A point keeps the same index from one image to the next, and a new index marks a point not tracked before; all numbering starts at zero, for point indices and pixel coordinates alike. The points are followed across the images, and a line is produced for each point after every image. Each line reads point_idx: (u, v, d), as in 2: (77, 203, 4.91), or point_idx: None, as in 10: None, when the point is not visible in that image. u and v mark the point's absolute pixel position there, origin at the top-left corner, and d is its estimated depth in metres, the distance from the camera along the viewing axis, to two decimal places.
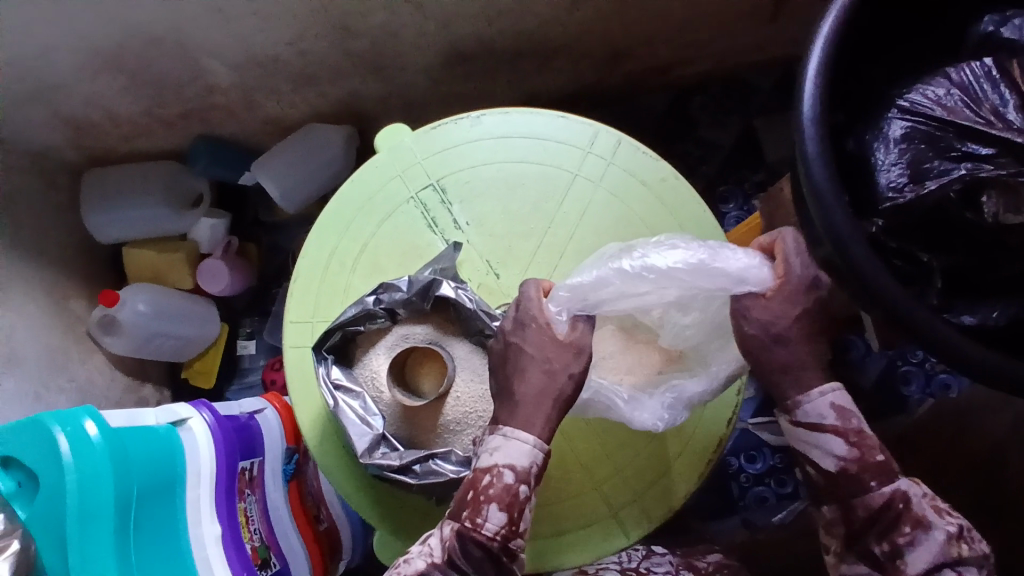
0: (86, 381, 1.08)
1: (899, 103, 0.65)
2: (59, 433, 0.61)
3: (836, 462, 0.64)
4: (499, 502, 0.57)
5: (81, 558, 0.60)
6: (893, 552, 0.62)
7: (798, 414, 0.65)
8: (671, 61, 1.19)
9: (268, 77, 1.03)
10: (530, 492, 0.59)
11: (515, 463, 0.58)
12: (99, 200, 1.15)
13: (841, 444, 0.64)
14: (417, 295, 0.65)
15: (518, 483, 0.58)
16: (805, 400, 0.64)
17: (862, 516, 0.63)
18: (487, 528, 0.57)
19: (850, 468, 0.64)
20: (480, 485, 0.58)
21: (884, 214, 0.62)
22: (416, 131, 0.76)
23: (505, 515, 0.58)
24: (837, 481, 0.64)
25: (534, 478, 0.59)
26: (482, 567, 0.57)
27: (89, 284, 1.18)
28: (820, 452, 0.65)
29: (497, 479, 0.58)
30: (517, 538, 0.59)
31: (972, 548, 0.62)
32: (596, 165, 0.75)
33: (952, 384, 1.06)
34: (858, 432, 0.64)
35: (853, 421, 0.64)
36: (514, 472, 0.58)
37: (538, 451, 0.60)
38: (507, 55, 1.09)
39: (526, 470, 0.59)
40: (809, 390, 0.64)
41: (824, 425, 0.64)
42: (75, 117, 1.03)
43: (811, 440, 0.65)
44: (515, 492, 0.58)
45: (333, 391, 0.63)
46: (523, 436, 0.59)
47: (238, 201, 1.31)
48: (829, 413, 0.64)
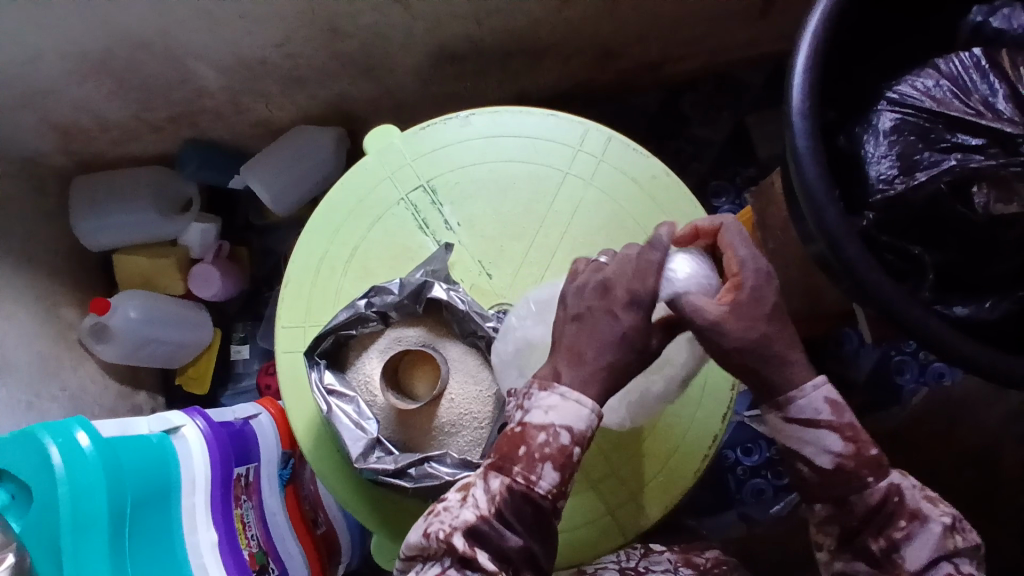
0: (78, 390, 1.08)
1: (888, 95, 0.64)
2: (51, 444, 0.61)
3: (833, 459, 0.60)
4: (553, 461, 0.55)
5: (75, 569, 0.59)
6: (892, 547, 0.59)
7: (793, 411, 0.59)
8: (661, 57, 1.19)
9: (256, 80, 1.03)
10: (583, 453, 0.57)
11: (575, 426, 0.55)
12: (88, 207, 1.14)
13: (838, 441, 0.60)
14: (408, 298, 0.65)
15: (573, 445, 0.55)
16: (798, 395, 0.59)
17: (859, 514, 0.60)
18: (541, 486, 0.55)
19: (847, 465, 0.60)
20: (535, 443, 0.55)
21: (875, 207, 0.62)
22: (406, 133, 0.76)
23: (558, 474, 0.55)
24: (831, 478, 0.60)
25: (589, 440, 0.56)
26: (530, 527, 0.55)
27: (80, 292, 1.17)
28: (814, 449, 0.60)
29: (553, 439, 0.55)
30: (562, 498, 0.57)
31: (965, 536, 0.60)
32: (586, 163, 0.75)
33: (946, 374, 1.08)
34: (850, 426, 0.60)
35: (847, 414, 0.60)
36: (571, 434, 0.55)
37: (596, 416, 0.55)
38: (496, 54, 1.09)
39: (583, 432, 0.55)
40: (803, 382, 0.59)
41: (820, 422, 0.59)
42: (62, 123, 1.02)
43: (805, 437, 0.60)
44: (569, 453, 0.55)
45: (326, 396, 0.63)
46: (588, 401, 0.55)
47: (228, 205, 1.30)
48: (825, 407, 0.59)
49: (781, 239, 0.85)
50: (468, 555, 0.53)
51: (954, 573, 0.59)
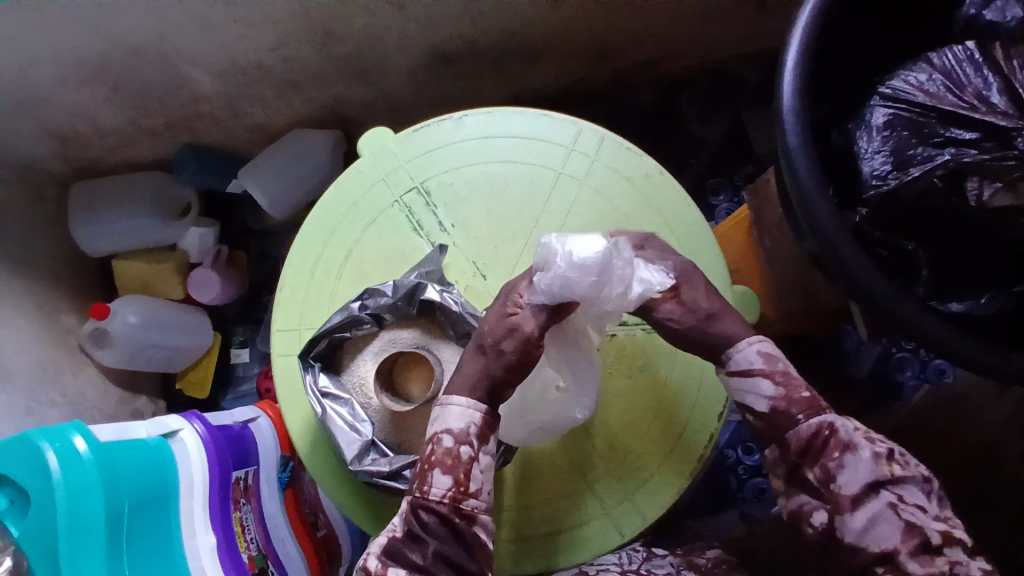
0: (78, 395, 1.08)
1: (881, 90, 0.64)
2: (48, 449, 0.61)
3: (768, 403, 0.63)
4: (441, 465, 0.57)
5: (73, 574, 0.59)
6: (826, 476, 0.60)
7: (729, 364, 0.65)
8: (656, 56, 1.19)
9: (252, 84, 1.03)
10: (476, 452, 0.58)
11: (451, 426, 0.58)
12: (86, 213, 1.15)
13: (768, 384, 0.63)
14: (402, 300, 0.64)
15: (457, 445, 0.58)
16: (733, 351, 0.65)
17: (795, 448, 0.61)
18: (433, 493, 0.57)
19: (780, 406, 0.63)
20: (424, 455, 0.58)
21: (869, 201, 0.62)
22: (399, 135, 0.76)
23: (451, 478, 0.57)
24: (772, 421, 0.63)
25: (476, 438, 0.59)
26: (442, 536, 0.56)
27: (79, 297, 1.17)
28: (753, 397, 0.64)
29: (438, 446, 0.58)
30: (469, 499, 0.58)
31: (907, 468, 0.60)
32: (580, 163, 0.74)
33: (947, 370, 1.11)
34: (783, 372, 0.64)
35: (779, 362, 0.64)
36: (452, 435, 0.58)
37: (473, 411, 0.59)
38: (492, 56, 1.09)
39: (463, 430, 0.58)
40: (734, 340, 0.65)
41: (754, 370, 0.64)
42: (58, 131, 1.03)
43: (744, 386, 0.64)
44: (456, 454, 0.58)
45: (320, 398, 0.62)
46: (454, 400, 0.59)
47: (227, 210, 1.30)
48: (757, 358, 0.64)
49: (776, 237, 0.85)
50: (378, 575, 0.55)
51: (896, 503, 0.58)
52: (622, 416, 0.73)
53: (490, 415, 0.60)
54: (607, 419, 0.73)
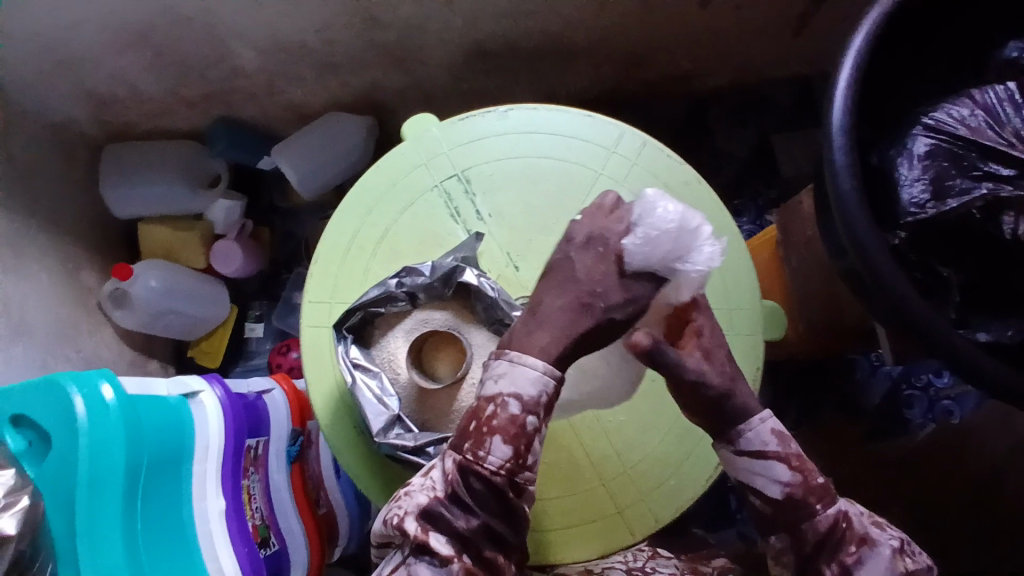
0: (94, 353, 1.09)
1: (923, 120, 0.65)
2: (76, 394, 0.61)
3: (782, 489, 0.60)
4: (502, 434, 0.54)
5: (89, 521, 0.59)
6: (846, 572, 0.58)
7: (739, 443, 0.61)
8: (691, 71, 1.21)
9: (293, 63, 1.04)
10: (538, 426, 0.55)
11: (523, 392, 0.54)
12: (117, 174, 1.16)
13: (784, 469, 0.60)
14: (439, 281, 0.64)
15: (523, 415, 0.54)
16: (745, 428, 0.61)
17: (812, 541, 0.59)
18: (490, 461, 0.54)
19: (796, 494, 0.60)
20: (485, 416, 0.55)
21: (905, 227, 0.63)
22: (443, 122, 0.76)
23: (510, 448, 0.55)
24: (783, 508, 0.60)
25: (543, 411, 0.55)
26: (488, 506, 0.55)
27: (101, 257, 1.19)
28: (765, 480, 0.60)
29: (502, 410, 0.54)
30: (523, 473, 0.56)
31: (915, 560, 0.60)
32: (619, 165, 0.75)
33: (955, 410, 1.08)
34: (798, 456, 0.61)
35: (792, 444, 0.61)
36: (520, 402, 0.54)
37: (548, 380, 0.54)
38: (530, 55, 1.11)
39: (533, 399, 0.54)
40: (750, 416, 0.61)
41: (768, 452, 0.60)
42: (99, 91, 1.04)
43: (754, 469, 0.61)
44: (520, 424, 0.54)
45: (351, 369, 0.62)
46: (530, 366, 0.54)
47: (254, 185, 1.32)
48: (770, 439, 0.61)
49: (803, 255, 0.86)
50: (419, 538, 0.54)
51: None
52: (642, 415, 0.73)
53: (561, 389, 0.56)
54: (629, 417, 0.73)
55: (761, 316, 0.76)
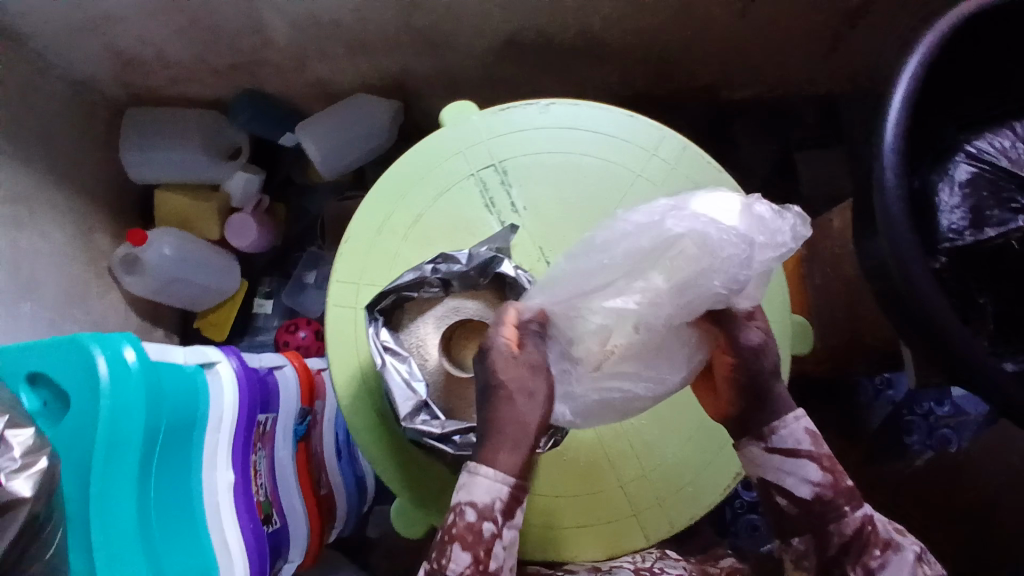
0: (100, 317, 1.08)
1: (966, 148, 0.66)
2: (98, 356, 0.59)
3: (811, 488, 0.62)
4: (460, 542, 0.54)
5: (104, 485, 0.59)
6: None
7: (772, 441, 0.62)
8: (720, 82, 1.21)
9: (327, 41, 1.03)
10: (499, 528, 0.55)
11: (475, 500, 0.53)
12: (138, 138, 1.16)
13: (815, 470, 0.62)
14: (475, 269, 0.64)
15: (479, 522, 0.54)
16: (778, 425, 0.62)
17: (836, 544, 0.61)
18: (450, 568, 0.54)
19: (825, 494, 0.62)
20: (446, 523, 0.55)
21: (945, 252, 0.63)
22: (485, 111, 0.76)
23: (470, 555, 0.55)
24: (809, 508, 0.62)
25: (500, 514, 0.54)
26: None
27: (114, 221, 1.17)
28: (795, 480, 0.63)
29: (460, 517, 0.54)
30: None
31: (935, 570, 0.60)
32: (658, 168, 0.74)
33: (953, 439, 1.11)
34: (830, 457, 0.63)
35: (824, 446, 0.63)
36: (474, 509, 0.54)
37: (501, 486, 0.54)
38: (563, 53, 1.10)
39: (488, 506, 0.54)
40: (786, 414, 0.63)
41: (801, 450, 0.62)
42: (126, 52, 1.03)
43: (785, 467, 0.63)
44: (477, 531, 0.54)
45: (381, 351, 0.61)
46: (484, 474, 0.53)
47: (273, 160, 1.30)
48: (804, 438, 0.63)
49: (827, 273, 0.86)
50: None
51: None
52: (664, 421, 0.73)
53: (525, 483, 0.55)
54: (650, 420, 0.73)
55: (790, 330, 0.76)
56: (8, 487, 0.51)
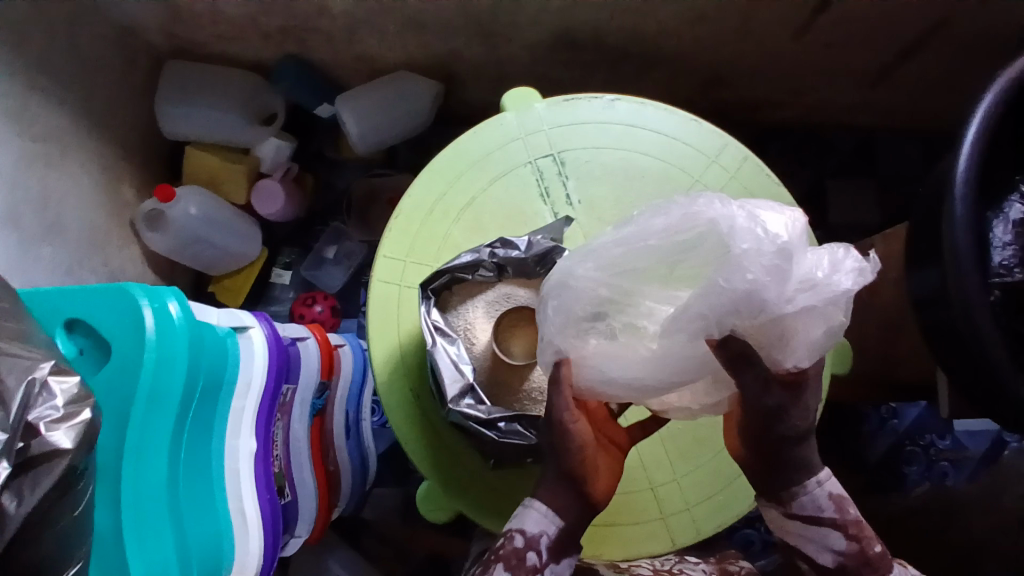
0: (118, 269, 1.06)
1: (1022, 189, 0.67)
2: (144, 307, 0.58)
3: (834, 557, 0.63)
4: (504, 562, 0.57)
5: (138, 439, 0.57)
6: None
7: (795, 507, 0.62)
8: (763, 100, 1.21)
9: (381, 14, 1.02)
10: (541, 563, 0.57)
11: (525, 527, 0.57)
12: (176, 92, 1.13)
13: (840, 538, 0.62)
14: (533, 258, 0.63)
15: (524, 550, 0.57)
16: (801, 492, 0.62)
17: None
18: None
19: (848, 563, 0.62)
20: (496, 545, 0.59)
21: (995, 287, 0.63)
22: (549, 100, 0.75)
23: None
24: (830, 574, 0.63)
25: (545, 548, 0.57)
26: None
27: (140, 174, 1.15)
28: (817, 547, 0.63)
29: (508, 541, 0.58)
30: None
31: None
32: (717, 176, 0.73)
33: (951, 474, 1.15)
34: (856, 524, 0.62)
35: (850, 512, 0.62)
36: (523, 536, 0.57)
37: (551, 523, 0.57)
38: (613, 53, 1.09)
39: (536, 537, 0.57)
40: (809, 479, 0.62)
41: (823, 518, 0.62)
42: (175, 4, 1.00)
43: (808, 535, 0.63)
44: (522, 557, 0.57)
45: (432, 331, 0.60)
46: (538, 506, 0.58)
47: (305, 130, 1.29)
48: (828, 505, 0.62)
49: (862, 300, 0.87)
50: None
51: None
52: (700, 430, 0.73)
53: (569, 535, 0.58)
54: (687, 426, 0.73)
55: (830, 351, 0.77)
56: (47, 438, 0.49)
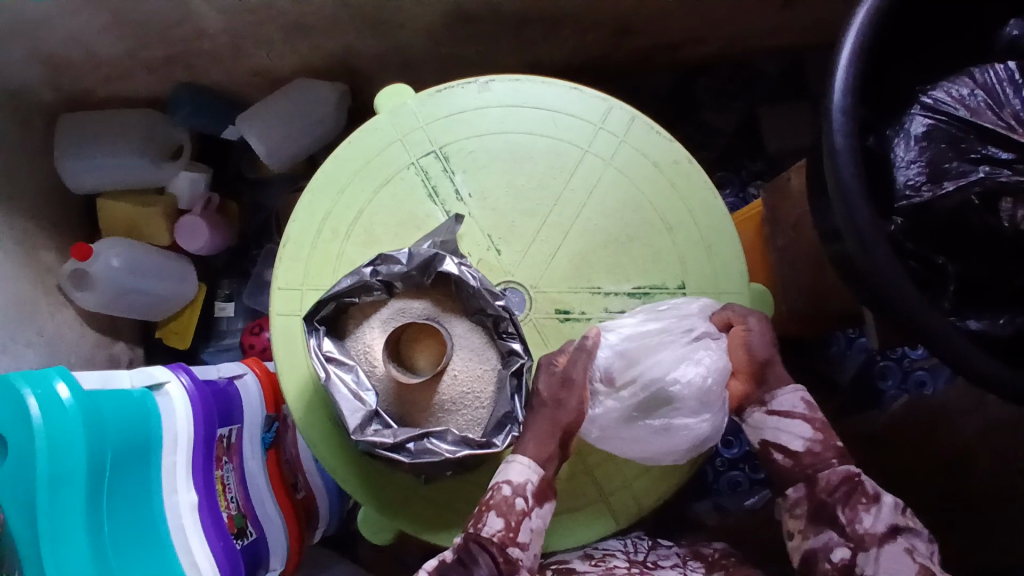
0: (55, 335, 1.03)
1: (922, 99, 0.62)
2: (29, 394, 0.58)
3: (804, 443, 0.66)
4: (496, 508, 0.62)
5: (49, 526, 0.57)
6: (855, 516, 0.62)
7: (772, 403, 0.68)
8: (679, 40, 1.13)
9: (259, 25, 0.96)
10: (529, 507, 0.63)
11: (511, 478, 0.64)
12: (72, 144, 1.09)
13: (807, 427, 0.66)
14: (417, 269, 0.67)
15: (513, 496, 0.63)
16: (777, 391, 0.68)
17: (825, 487, 0.63)
18: (485, 528, 0.61)
19: (816, 449, 0.65)
20: (483, 499, 0.63)
21: (902, 212, 0.60)
22: (421, 94, 0.78)
23: (502, 521, 0.61)
24: (804, 463, 0.65)
25: (531, 494, 0.64)
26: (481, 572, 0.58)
27: (59, 235, 1.12)
28: (789, 436, 0.66)
29: (496, 493, 0.63)
30: (514, 547, 0.61)
31: (916, 523, 0.63)
32: (608, 142, 0.77)
33: (928, 383, 1.04)
34: (822, 421, 0.67)
35: (818, 413, 0.68)
36: (511, 486, 0.63)
37: (533, 471, 0.64)
38: (511, 21, 1.01)
39: (521, 485, 0.64)
40: (778, 384, 0.68)
41: (796, 412, 0.67)
42: (50, 55, 0.96)
43: (780, 426, 0.67)
44: (511, 503, 0.62)
45: (325, 362, 0.64)
46: (520, 458, 0.65)
47: (221, 155, 1.25)
48: (799, 403, 0.67)
49: (792, 236, 0.85)
50: None
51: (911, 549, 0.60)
52: None
53: (551, 482, 0.66)
54: None
55: (748, 301, 0.76)
56: None
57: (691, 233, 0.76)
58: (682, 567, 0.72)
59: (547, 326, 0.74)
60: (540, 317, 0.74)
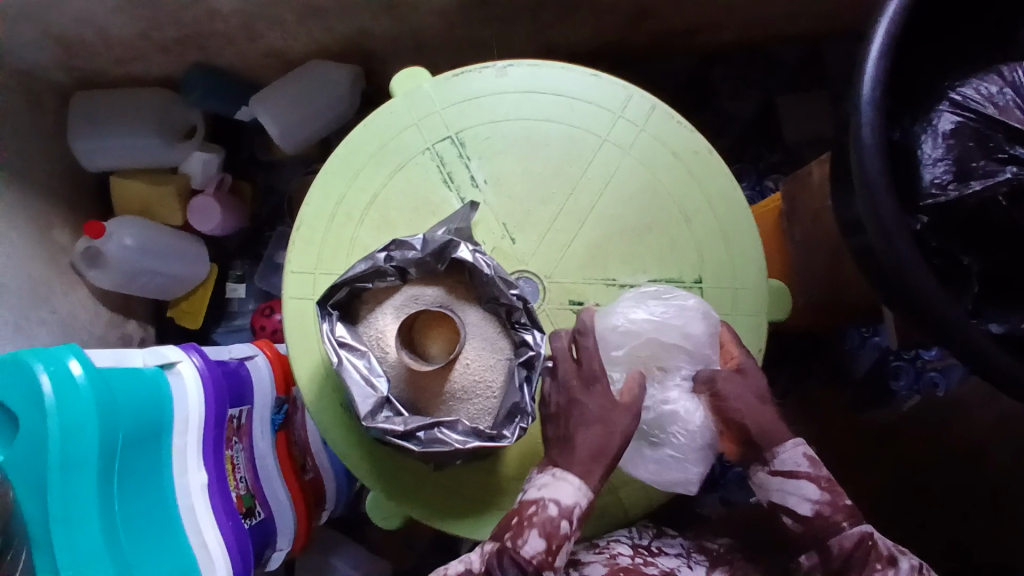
0: (69, 314, 1.03)
1: (950, 97, 0.61)
2: (42, 373, 0.58)
3: (812, 506, 0.62)
4: (540, 528, 0.59)
5: (62, 503, 0.58)
6: None
7: (774, 464, 0.63)
8: (699, 27, 1.11)
9: (273, 5, 0.95)
10: (572, 530, 0.60)
11: (559, 497, 0.60)
12: (85, 124, 1.08)
13: (815, 489, 0.62)
14: (431, 255, 0.67)
15: (559, 518, 0.59)
16: (780, 450, 0.63)
17: (836, 557, 0.61)
18: (525, 550, 0.57)
19: (825, 511, 0.62)
20: (523, 513, 0.60)
21: (926, 210, 0.59)
22: (438, 79, 0.77)
23: (544, 542, 0.58)
24: (813, 528, 0.62)
25: (576, 517, 0.61)
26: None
27: (73, 214, 1.12)
28: (797, 498, 0.63)
29: (541, 510, 0.60)
30: (551, 570, 0.58)
31: None
32: (626, 130, 0.76)
33: (940, 383, 1.00)
34: (829, 478, 0.63)
35: (824, 468, 0.63)
36: (558, 506, 0.60)
37: (583, 493, 0.61)
38: (529, 5, 0.99)
39: (570, 506, 0.60)
40: (786, 440, 0.63)
41: (801, 472, 0.62)
42: (65, 34, 0.96)
43: (786, 487, 0.63)
44: (556, 525, 0.59)
45: (337, 348, 0.64)
46: (570, 476, 0.61)
47: (234, 136, 1.25)
48: (804, 461, 0.63)
49: (809, 229, 0.84)
50: None
51: None
52: None
53: (594, 501, 0.62)
54: None
55: (765, 296, 0.75)
56: None
57: (709, 225, 0.75)
58: (686, 558, 0.73)
59: (560, 316, 0.74)
60: (553, 307, 0.74)
